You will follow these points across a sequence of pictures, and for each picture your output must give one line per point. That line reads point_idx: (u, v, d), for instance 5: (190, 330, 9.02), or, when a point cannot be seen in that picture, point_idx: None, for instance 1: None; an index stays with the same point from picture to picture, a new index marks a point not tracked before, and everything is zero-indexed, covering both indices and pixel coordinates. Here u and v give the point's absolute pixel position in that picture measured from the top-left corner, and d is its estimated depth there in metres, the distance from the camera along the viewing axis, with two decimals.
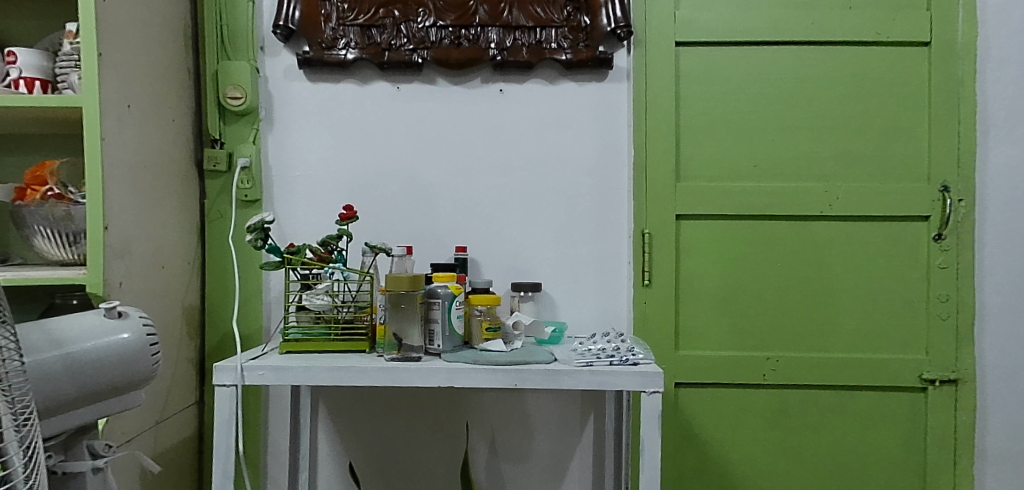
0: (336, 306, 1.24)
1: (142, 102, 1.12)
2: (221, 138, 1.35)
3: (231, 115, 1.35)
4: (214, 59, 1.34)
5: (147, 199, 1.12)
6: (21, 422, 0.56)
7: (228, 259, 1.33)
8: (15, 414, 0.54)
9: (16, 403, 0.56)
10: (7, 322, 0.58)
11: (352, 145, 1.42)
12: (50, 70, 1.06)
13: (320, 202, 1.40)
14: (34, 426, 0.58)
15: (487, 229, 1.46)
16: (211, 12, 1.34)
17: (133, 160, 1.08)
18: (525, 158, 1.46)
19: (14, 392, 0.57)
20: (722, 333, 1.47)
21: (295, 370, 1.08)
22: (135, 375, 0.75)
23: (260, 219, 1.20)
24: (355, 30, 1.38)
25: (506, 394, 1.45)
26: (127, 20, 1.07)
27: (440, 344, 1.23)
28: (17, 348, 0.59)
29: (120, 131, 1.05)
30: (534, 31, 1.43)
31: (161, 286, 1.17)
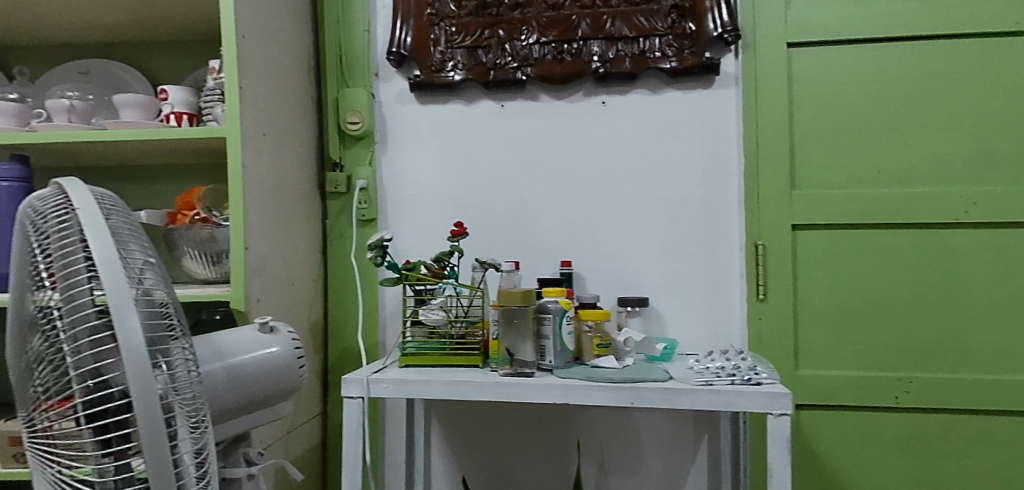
0: (450, 321, 1.25)
1: (274, 130, 1.19)
2: (341, 161, 1.41)
3: (349, 139, 1.42)
4: (334, 87, 1.41)
5: (278, 221, 1.20)
6: (195, 426, 0.60)
7: (347, 277, 1.39)
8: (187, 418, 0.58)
9: (191, 409, 0.61)
10: (185, 335, 0.64)
11: (458, 164, 1.45)
12: (195, 104, 1.16)
13: (430, 220, 1.44)
14: (206, 432, 0.61)
15: (592, 243, 1.44)
16: (330, 42, 1.41)
17: (267, 184, 1.16)
18: (629, 170, 1.44)
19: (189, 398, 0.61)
20: (847, 351, 1.37)
21: (417, 384, 1.10)
22: (286, 385, 0.78)
23: (380, 237, 1.24)
24: (462, 51, 1.41)
25: (614, 412, 1.42)
26: (262, 55, 1.15)
27: (551, 360, 1.20)
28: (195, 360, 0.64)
29: (257, 158, 1.12)
30: (637, 42, 1.41)
31: (291, 302, 1.24)
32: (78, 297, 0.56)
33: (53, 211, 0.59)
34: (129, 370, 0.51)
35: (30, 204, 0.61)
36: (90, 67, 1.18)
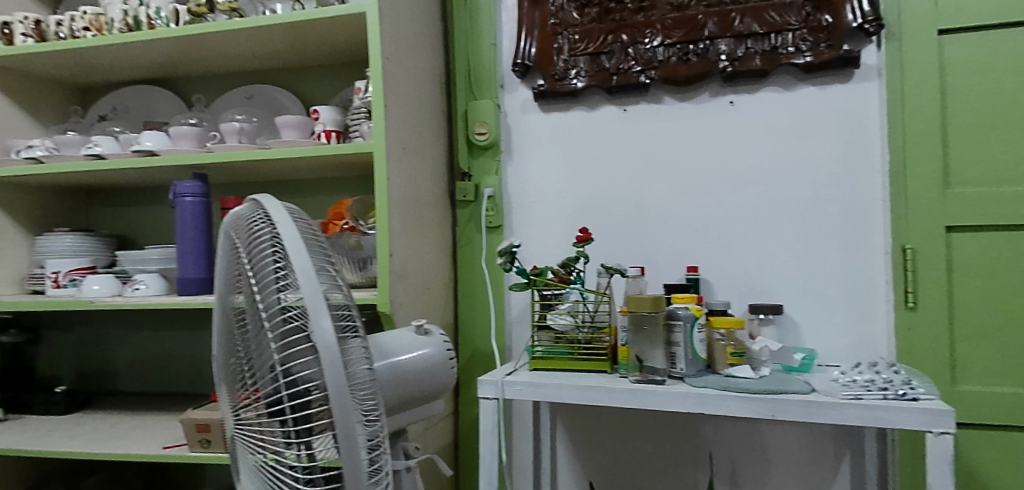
0: (577, 326, 1.25)
1: (411, 144, 1.27)
2: (470, 171, 1.47)
3: (477, 149, 1.47)
4: (462, 101, 1.47)
5: (416, 229, 1.27)
6: (370, 418, 0.64)
7: (475, 282, 1.45)
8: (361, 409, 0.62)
9: (366, 401, 0.64)
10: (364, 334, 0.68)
11: (581, 170, 1.45)
12: (342, 122, 1.25)
13: (553, 226, 1.46)
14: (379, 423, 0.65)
15: (719, 248, 1.39)
16: (460, 58, 1.48)
17: (406, 194, 1.23)
18: (758, 171, 1.38)
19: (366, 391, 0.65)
20: (1015, 366, 1.23)
21: (549, 387, 1.12)
22: (440, 385, 0.82)
23: (509, 243, 1.27)
24: (585, 58, 1.42)
25: (746, 425, 1.36)
26: (402, 73, 1.23)
27: (683, 368, 1.17)
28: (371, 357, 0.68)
29: (399, 170, 1.20)
30: (768, 38, 1.34)
31: (427, 305, 1.30)
32: (273, 298, 0.63)
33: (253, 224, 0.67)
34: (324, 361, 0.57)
35: (233, 219, 0.69)
36: (253, 92, 1.31)
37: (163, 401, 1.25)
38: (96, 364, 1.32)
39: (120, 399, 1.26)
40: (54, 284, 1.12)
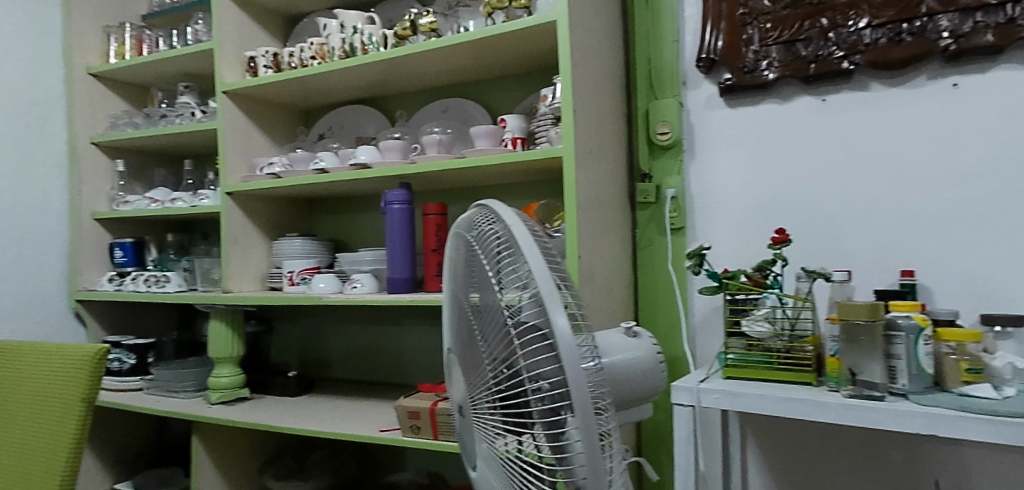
0: (776, 334, 1.16)
1: (595, 146, 1.27)
2: (650, 172, 1.45)
3: (658, 149, 1.44)
4: (644, 100, 1.46)
5: (600, 231, 1.27)
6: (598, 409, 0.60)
7: (658, 283, 1.42)
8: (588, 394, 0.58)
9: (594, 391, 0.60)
10: (586, 328, 0.66)
11: (772, 167, 1.36)
12: (526, 129, 1.30)
13: (741, 227, 1.38)
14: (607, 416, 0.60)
15: (942, 250, 1.22)
16: (641, 57, 1.46)
17: (591, 197, 1.24)
18: (995, 161, 1.18)
19: (594, 383, 0.61)
20: None
21: (749, 397, 1.07)
22: (649, 387, 0.81)
23: (699, 246, 1.24)
24: (778, 47, 1.33)
25: (987, 456, 1.13)
26: (587, 76, 1.24)
27: (906, 384, 1.04)
28: (596, 351, 0.64)
29: (585, 173, 1.21)
30: (1004, 8, 1.14)
31: (610, 307, 1.30)
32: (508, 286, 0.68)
33: (485, 223, 0.74)
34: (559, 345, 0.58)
35: (468, 222, 0.78)
36: (448, 105, 1.40)
37: (371, 389, 1.38)
38: (315, 353, 1.49)
39: (336, 385, 1.41)
40: (290, 282, 1.28)
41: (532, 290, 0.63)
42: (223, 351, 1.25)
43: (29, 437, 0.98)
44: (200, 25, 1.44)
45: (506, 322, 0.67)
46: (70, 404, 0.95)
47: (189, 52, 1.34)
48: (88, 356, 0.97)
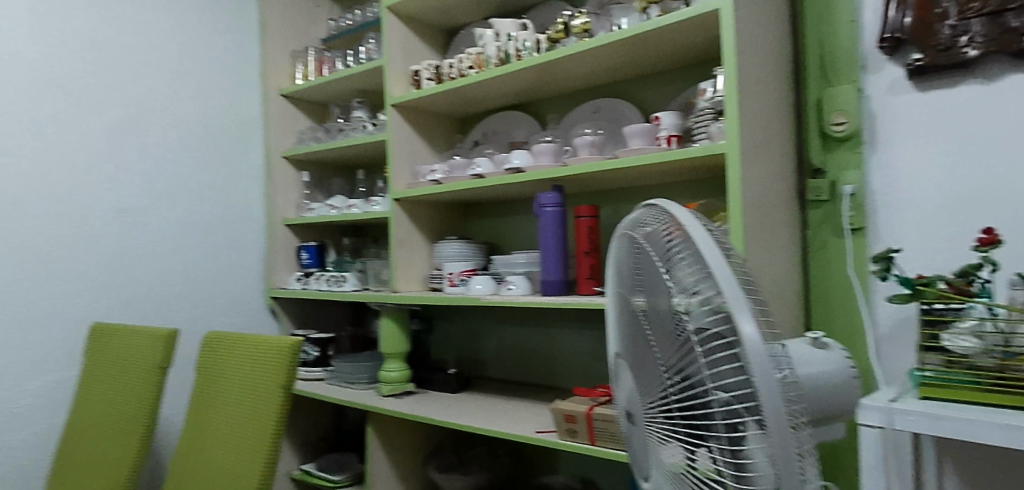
0: (988, 350, 0.96)
1: (760, 142, 1.18)
2: (823, 167, 1.31)
3: (833, 141, 1.30)
4: (816, 87, 1.32)
5: (766, 234, 1.18)
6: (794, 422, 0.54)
7: (833, 290, 1.29)
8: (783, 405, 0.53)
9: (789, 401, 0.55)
10: (775, 336, 0.61)
11: (977, 158, 1.16)
12: (683, 125, 1.23)
13: (936, 228, 1.20)
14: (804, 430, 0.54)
15: None
16: (812, 41, 1.33)
17: (757, 197, 1.16)
18: None
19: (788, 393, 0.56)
20: None
21: (956, 422, 0.87)
22: (846, 404, 0.75)
23: (886, 249, 1.10)
24: (983, 20, 1.13)
25: None
26: (750, 66, 1.15)
27: None
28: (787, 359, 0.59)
29: (749, 171, 1.13)
30: None
31: (778, 314, 1.21)
32: (683, 288, 0.65)
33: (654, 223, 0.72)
34: (748, 350, 0.53)
35: (635, 223, 0.76)
36: (599, 105, 1.38)
37: (524, 389, 1.39)
38: (470, 351, 1.55)
39: (491, 384, 1.45)
40: (450, 283, 1.33)
41: (711, 292, 0.59)
42: (391, 346, 1.33)
43: (239, 422, 1.10)
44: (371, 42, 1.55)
45: (683, 326, 0.64)
46: (272, 390, 1.06)
47: (362, 69, 1.45)
48: (286, 347, 1.08)
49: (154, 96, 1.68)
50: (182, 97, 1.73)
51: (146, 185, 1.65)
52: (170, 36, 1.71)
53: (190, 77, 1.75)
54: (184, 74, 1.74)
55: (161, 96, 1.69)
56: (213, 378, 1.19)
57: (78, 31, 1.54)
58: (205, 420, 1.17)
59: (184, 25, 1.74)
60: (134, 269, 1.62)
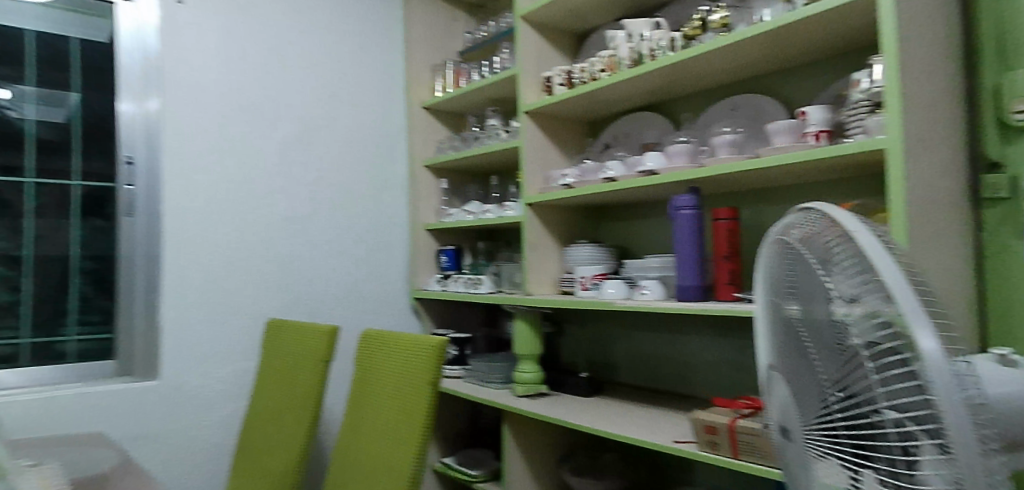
0: None
1: (949, 137, 0.88)
2: (1004, 162, 0.89)
3: (1016, 130, 0.89)
4: (994, 66, 0.90)
5: (952, 248, 0.87)
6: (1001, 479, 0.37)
7: None
8: (984, 452, 0.37)
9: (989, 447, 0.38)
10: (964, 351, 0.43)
11: None
12: (835, 119, 0.99)
13: None
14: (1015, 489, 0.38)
15: None
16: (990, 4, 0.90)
17: (936, 201, 0.85)
18: None
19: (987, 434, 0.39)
20: None
21: None
22: None
23: None
24: None
25: None
26: (931, 46, 0.87)
27: None
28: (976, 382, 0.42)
29: (925, 169, 0.84)
30: None
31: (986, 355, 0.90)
32: (842, 300, 0.50)
33: (808, 229, 0.56)
34: (930, 370, 0.38)
35: (783, 229, 0.60)
36: (738, 102, 1.22)
37: (658, 396, 1.28)
38: (601, 356, 1.45)
39: (622, 390, 1.34)
40: (583, 287, 1.27)
41: (880, 306, 0.44)
42: (526, 347, 1.28)
43: (389, 425, 0.94)
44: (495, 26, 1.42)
45: (845, 348, 0.49)
46: (418, 393, 0.92)
47: (482, 84, 1.36)
48: (431, 346, 0.93)
49: (323, 86, 1.37)
50: (355, 84, 1.41)
51: (316, 193, 1.34)
52: (327, 7, 1.38)
53: (384, 62, 1.46)
54: (353, 55, 1.42)
55: (335, 82, 1.39)
56: (384, 376, 0.99)
57: (281, 14, 1.31)
58: (253, 447, 1.08)
59: (349, 1, 1.41)
60: (309, 289, 1.32)
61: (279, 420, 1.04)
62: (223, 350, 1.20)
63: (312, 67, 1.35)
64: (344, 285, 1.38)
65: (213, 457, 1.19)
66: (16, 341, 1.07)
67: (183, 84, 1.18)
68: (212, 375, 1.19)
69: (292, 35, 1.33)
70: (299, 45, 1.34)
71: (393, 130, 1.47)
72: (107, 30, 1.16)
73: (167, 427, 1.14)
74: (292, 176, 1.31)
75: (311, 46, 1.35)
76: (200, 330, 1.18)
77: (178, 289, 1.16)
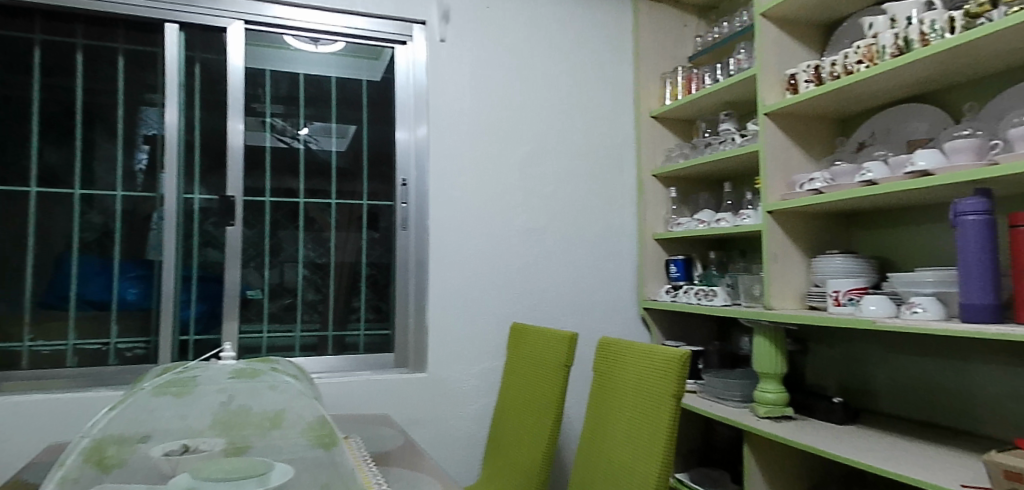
0: None
1: None
2: None
3: None
4: None
5: None
6: None
7: None
8: None
9: None
10: None
11: None
12: None
13: None
14: None
15: None
16: None
17: None
18: None
19: None
20: None
21: None
22: None
23: None
24: None
25: None
26: None
27: None
28: None
29: None
30: None
31: None
32: None
33: None
34: None
35: None
36: None
37: (937, 432, 1.09)
38: (857, 382, 1.29)
39: (886, 421, 1.18)
40: (835, 302, 1.13)
41: None
42: (767, 365, 1.19)
43: (630, 441, 0.92)
44: (729, 26, 1.37)
45: None
46: (659, 408, 0.88)
47: (716, 88, 1.30)
48: (670, 359, 0.89)
49: (558, 102, 1.44)
50: (588, 98, 1.46)
51: (552, 204, 1.42)
52: (563, 27, 1.45)
53: (614, 75, 1.49)
54: (586, 70, 1.47)
55: (570, 97, 1.45)
56: (623, 393, 0.97)
57: (523, 40, 1.41)
58: (503, 442, 1.16)
59: (582, 19, 1.47)
60: (545, 295, 1.40)
61: (527, 421, 1.10)
62: (474, 348, 1.33)
63: (550, 86, 1.43)
64: (577, 292, 1.43)
65: (468, 446, 1.31)
66: (321, 333, 1.29)
67: (443, 111, 1.33)
68: (465, 371, 1.32)
69: (529, 58, 1.42)
70: (538, 67, 1.42)
71: (623, 140, 1.49)
72: (381, 69, 1.35)
73: (431, 413, 1.28)
74: (532, 189, 1.40)
75: (549, 65, 1.44)
76: (456, 330, 1.31)
77: (440, 293, 1.31)
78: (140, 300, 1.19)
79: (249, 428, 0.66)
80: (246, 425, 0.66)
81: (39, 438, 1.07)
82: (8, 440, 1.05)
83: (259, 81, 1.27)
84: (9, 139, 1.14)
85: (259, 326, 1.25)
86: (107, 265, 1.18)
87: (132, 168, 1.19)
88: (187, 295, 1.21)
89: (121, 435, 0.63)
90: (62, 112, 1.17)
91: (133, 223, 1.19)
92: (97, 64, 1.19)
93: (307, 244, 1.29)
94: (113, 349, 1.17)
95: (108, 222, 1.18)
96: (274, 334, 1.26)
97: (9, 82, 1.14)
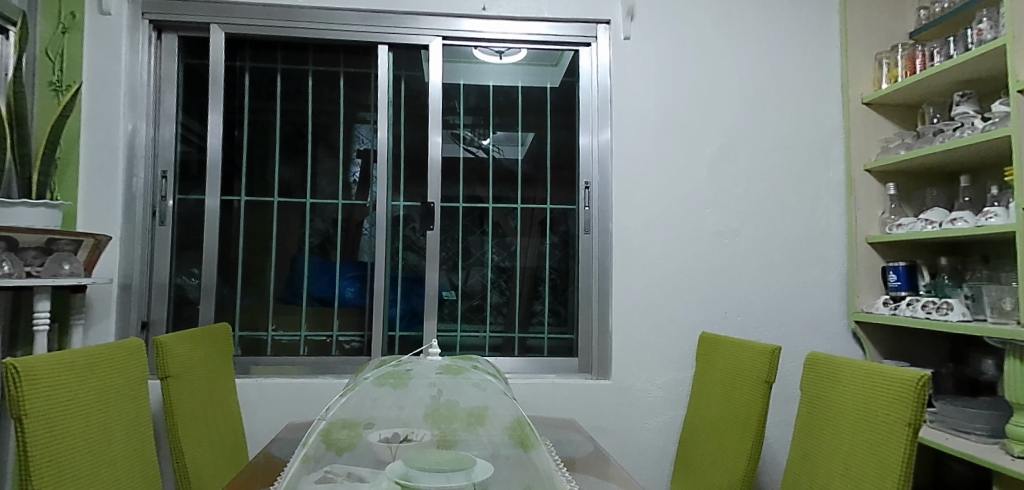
0: None
1: None
2: None
3: None
4: None
5: None
6: None
7: None
8: None
9: None
10: None
11: None
12: None
13: None
14: None
15: None
16: None
17: None
18: None
19: None
20: None
21: None
22: None
23: None
24: None
25: None
26: None
27: None
28: None
29: None
30: None
31: None
32: None
33: None
34: None
35: None
36: None
37: None
38: None
39: None
40: None
41: None
42: None
43: (846, 468, 0.82)
44: None
45: None
46: (887, 438, 0.78)
47: (946, 67, 1.12)
48: (903, 382, 0.78)
49: (752, 93, 1.34)
50: (787, 87, 1.34)
51: (745, 205, 1.32)
52: (759, 11, 1.35)
53: (818, 60, 1.35)
54: (786, 57, 1.35)
55: (766, 88, 1.34)
56: (841, 416, 0.86)
57: (711, 29, 1.34)
58: (694, 458, 1.10)
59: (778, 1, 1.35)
60: (737, 303, 1.30)
61: (722, 437, 1.03)
62: (660, 357, 1.28)
63: (744, 77, 1.34)
64: (776, 300, 1.31)
65: (655, 458, 1.26)
66: (508, 335, 1.34)
67: (627, 110, 1.31)
68: (651, 380, 1.27)
69: (719, 50, 1.34)
70: (731, 58, 1.34)
71: (828, 132, 1.34)
72: (558, 76, 1.37)
73: (616, 422, 1.26)
74: (723, 189, 1.32)
75: (743, 54, 1.34)
76: (640, 338, 1.28)
77: (624, 299, 1.28)
78: (355, 298, 1.32)
79: (456, 422, 0.70)
80: (455, 419, 0.70)
81: (280, 417, 1.23)
82: (257, 416, 1.23)
83: (454, 94, 1.35)
84: (257, 156, 1.33)
85: (454, 326, 1.33)
86: (330, 267, 1.32)
87: (349, 179, 1.33)
88: (393, 294, 1.32)
89: (352, 420, 0.70)
90: (296, 132, 1.34)
91: (350, 229, 1.33)
92: (323, 87, 1.35)
93: (494, 249, 1.34)
94: (335, 341, 1.32)
95: (329, 229, 1.33)
96: (467, 334, 1.33)
97: (257, 108, 1.34)
